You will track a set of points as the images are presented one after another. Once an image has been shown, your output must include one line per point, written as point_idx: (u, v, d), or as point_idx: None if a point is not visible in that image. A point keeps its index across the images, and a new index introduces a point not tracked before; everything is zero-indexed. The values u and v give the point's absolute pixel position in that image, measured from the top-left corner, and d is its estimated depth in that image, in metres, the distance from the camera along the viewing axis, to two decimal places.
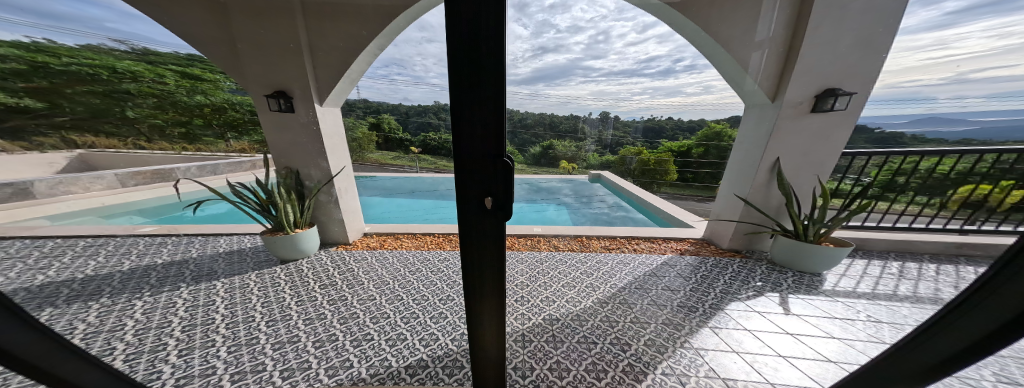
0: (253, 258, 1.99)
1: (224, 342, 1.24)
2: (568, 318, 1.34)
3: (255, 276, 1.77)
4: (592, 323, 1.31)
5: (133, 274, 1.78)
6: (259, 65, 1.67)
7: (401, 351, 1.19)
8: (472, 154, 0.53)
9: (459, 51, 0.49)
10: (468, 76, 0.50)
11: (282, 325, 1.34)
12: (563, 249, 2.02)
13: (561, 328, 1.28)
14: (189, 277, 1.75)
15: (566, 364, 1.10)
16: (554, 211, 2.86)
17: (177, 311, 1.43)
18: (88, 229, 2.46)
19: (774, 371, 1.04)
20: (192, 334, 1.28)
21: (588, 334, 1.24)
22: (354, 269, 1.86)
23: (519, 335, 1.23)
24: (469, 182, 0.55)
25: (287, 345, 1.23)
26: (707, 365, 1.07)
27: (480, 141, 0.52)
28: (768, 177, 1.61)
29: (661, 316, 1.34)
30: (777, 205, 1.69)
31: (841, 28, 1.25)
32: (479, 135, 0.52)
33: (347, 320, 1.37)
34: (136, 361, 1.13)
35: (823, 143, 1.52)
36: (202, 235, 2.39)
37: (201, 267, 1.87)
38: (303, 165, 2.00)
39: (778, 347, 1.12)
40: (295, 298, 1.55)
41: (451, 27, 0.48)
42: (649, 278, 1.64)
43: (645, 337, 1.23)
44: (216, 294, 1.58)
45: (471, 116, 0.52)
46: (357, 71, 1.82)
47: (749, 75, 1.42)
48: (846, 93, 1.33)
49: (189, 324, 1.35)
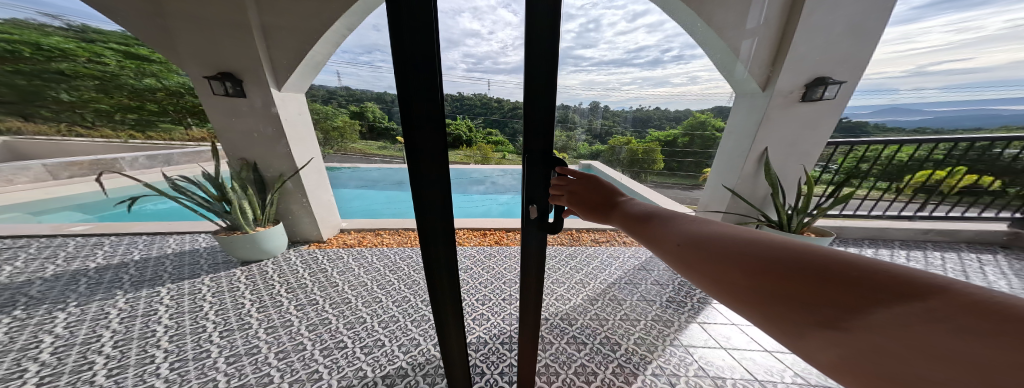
0: (207, 260, 1.92)
1: (167, 357, 1.20)
2: (558, 318, 1.41)
3: (210, 280, 1.71)
4: (581, 322, 1.40)
5: (59, 282, 1.70)
6: (198, 44, 1.55)
7: (378, 359, 1.20)
8: (431, 152, 0.57)
9: (411, 69, 0.50)
10: (414, 69, 0.49)
11: (238, 335, 1.32)
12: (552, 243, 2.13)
13: (550, 329, 1.35)
14: (128, 283, 1.67)
15: (555, 368, 1.17)
16: None
17: (110, 324, 1.37)
18: (18, 232, 2.30)
19: (754, 362, 1.20)
20: (127, 349, 1.23)
21: (578, 335, 1.32)
22: (327, 269, 1.84)
23: (507, 337, 1.34)
24: (428, 180, 0.60)
25: (245, 358, 1.20)
26: (696, 364, 1.20)
27: (437, 135, 0.55)
28: (755, 168, 1.78)
29: (652, 312, 1.48)
30: (763, 196, 1.88)
31: (835, 13, 1.30)
32: (434, 131, 0.55)
33: (317, 327, 1.36)
34: (53, 385, 1.08)
35: (811, 131, 1.66)
36: (147, 234, 2.28)
37: (144, 271, 1.79)
38: (262, 157, 1.98)
39: (720, 340, 1.30)
40: (257, 305, 1.51)
41: (394, 19, 0.45)
42: (639, 272, 1.78)
43: (635, 335, 1.34)
44: (160, 302, 1.52)
45: (423, 113, 0.53)
46: (321, 53, 1.71)
47: (741, 61, 1.47)
48: (835, 82, 1.44)
49: (123, 338, 1.29)
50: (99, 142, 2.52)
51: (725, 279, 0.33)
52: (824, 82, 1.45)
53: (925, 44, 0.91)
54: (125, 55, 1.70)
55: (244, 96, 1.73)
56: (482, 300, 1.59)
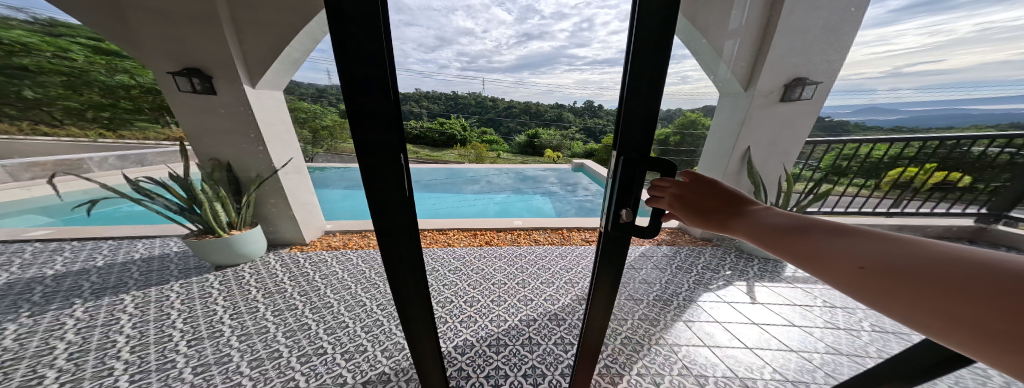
0: (178, 265, 1.94)
1: (127, 369, 1.20)
2: (546, 318, 1.47)
3: (179, 286, 1.74)
4: (570, 322, 1.44)
5: (12, 289, 1.69)
6: (163, 38, 1.42)
7: (359, 365, 1.22)
8: (380, 152, 0.53)
9: (355, 62, 0.47)
10: (358, 64, 0.46)
11: (209, 343, 1.33)
12: (545, 242, 2.33)
13: (538, 330, 1.39)
14: (87, 291, 1.68)
15: (543, 369, 1.20)
16: (539, 201, 3.76)
17: (64, 335, 1.37)
18: None
19: (740, 362, 1.27)
20: (84, 362, 1.23)
21: (566, 335, 1.36)
22: (308, 272, 1.88)
23: (494, 339, 1.34)
24: (383, 179, 0.56)
25: (214, 367, 1.22)
26: (681, 362, 1.27)
27: (386, 131, 0.51)
28: None
29: (640, 312, 1.47)
30: None
31: None
32: (380, 125, 0.51)
33: (295, 333, 1.38)
34: None
35: None
36: (113, 239, 2.30)
37: (107, 278, 1.81)
38: (238, 159, 1.94)
39: (705, 340, 1.36)
40: (230, 311, 1.54)
41: (335, 11, 0.42)
42: None
43: (622, 335, 1.37)
44: (122, 311, 1.53)
45: (369, 108, 0.50)
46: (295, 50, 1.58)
47: None
48: None
49: (79, 349, 1.29)
50: (65, 142, 2.37)
51: (921, 308, 0.29)
52: (802, 82, 0.90)
53: (897, 45, 0.75)
54: (94, 50, 1.46)
55: (213, 93, 1.64)
56: (470, 302, 1.58)
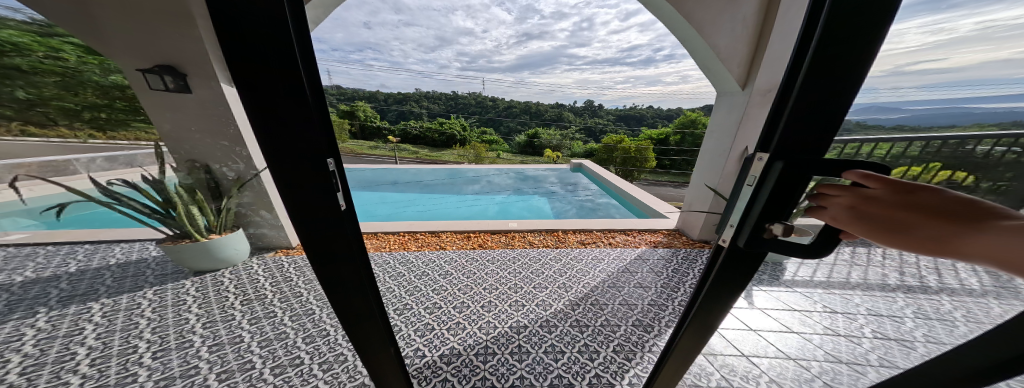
0: (153, 272, 1.93)
1: (84, 384, 1.19)
2: (535, 326, 1.46)
3: (153, 293, 1.73)
4: (561, 329, 1.43)
5: None
6: (137, 36, 1.45)
7: (337, 376, 1.21)
8: (310, 158, 0.38)
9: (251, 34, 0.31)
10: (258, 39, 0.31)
11: (176, 355, 1.32)
12: (540, 245, 2.32)
13: (528, 339, 1.38)
14: (54, 299, 1.67)
15: (532, 379, 1.19)
16: (536, 200, 3.86)
17: (22, 346, 1.35)
18: None
19: None
20: (39, 376, 1.21)
21: (555, 344, 1.35)
22: (289, 279, 1.87)
23: (481, 348, 1.33)
24: (318, 193, 0.41)
25: (178, 380, 1.21)
26: None
27: (311, 127, 0.36)
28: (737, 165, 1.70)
29: (632, 317, 1.50)
30: None
31: None
32: (302, 118, 0.36)
33: (269, 343, 1.38)
34: None
35: None
36: (92, 242, 2.29)
37: (77, 285, 1.80)
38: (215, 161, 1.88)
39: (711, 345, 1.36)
40: (203, 320, 1.53)
41: None
42: (625, 274, 1.87)
43: (614, 343, 1.35)
44: (88, 320, 1.52)
45: (281, 98, 0.34)
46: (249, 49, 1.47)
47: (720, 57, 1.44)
48: None
49: (36, 362, 1.27)
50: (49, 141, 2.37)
51: None
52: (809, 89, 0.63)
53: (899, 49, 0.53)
54: None
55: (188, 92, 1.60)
56: (459, 308, 1.57)
